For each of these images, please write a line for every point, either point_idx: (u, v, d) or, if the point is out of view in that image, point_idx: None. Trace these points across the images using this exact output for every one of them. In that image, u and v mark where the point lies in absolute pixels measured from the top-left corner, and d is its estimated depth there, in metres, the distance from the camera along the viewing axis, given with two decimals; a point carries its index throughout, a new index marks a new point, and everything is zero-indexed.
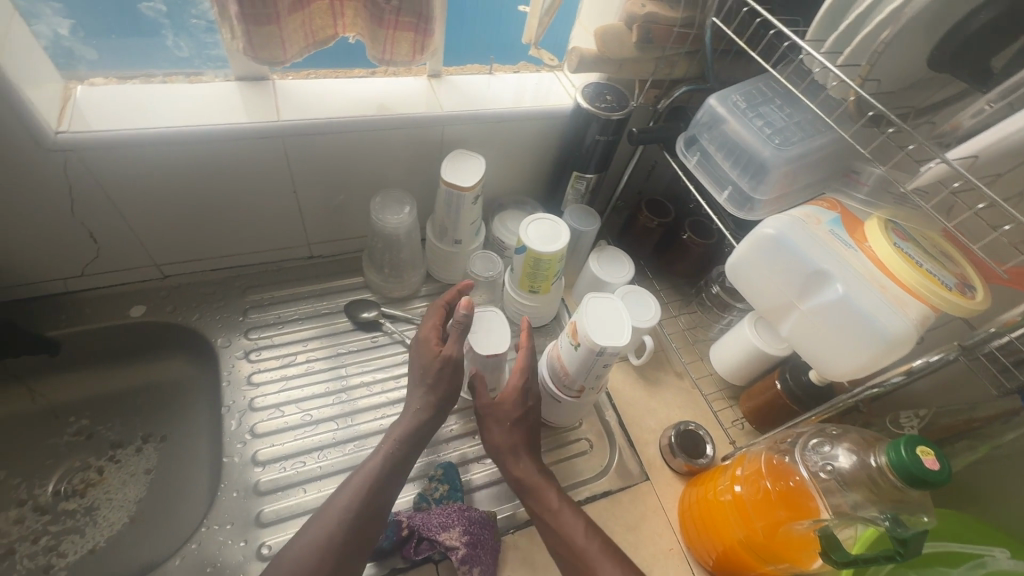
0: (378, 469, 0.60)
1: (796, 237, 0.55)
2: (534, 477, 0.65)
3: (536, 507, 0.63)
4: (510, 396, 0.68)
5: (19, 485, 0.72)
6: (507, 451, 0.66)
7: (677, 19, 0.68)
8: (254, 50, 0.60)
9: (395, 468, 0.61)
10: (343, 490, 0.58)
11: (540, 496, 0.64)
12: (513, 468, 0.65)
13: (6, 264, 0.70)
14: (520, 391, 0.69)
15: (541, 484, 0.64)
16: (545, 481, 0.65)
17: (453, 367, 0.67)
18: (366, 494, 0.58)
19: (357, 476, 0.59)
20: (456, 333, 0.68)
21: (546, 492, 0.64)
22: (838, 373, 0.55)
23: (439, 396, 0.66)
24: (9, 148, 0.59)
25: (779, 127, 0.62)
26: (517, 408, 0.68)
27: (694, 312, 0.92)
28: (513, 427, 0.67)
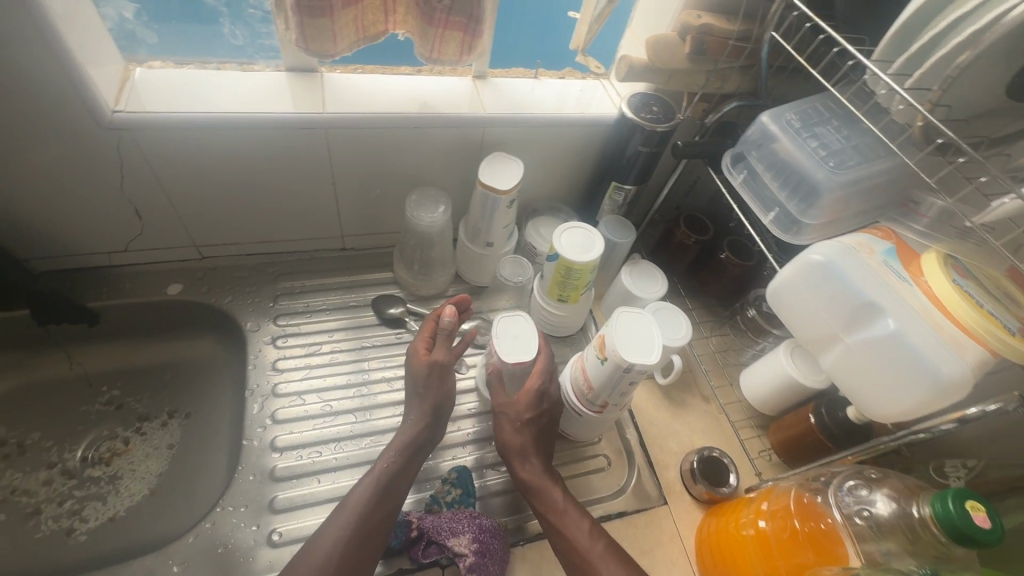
0: (382, 480, 0.60)
1: (846, 266, 0.52)
2: (540, 479, 0.65)
3: (541, 507, 0.63)
4: (525, 399, 0.69)
5: (51, 448, 0.75)
6: (517, 452, 0.67)
7: (733, 32, 0.66)
8: (305, 41, 0.61)
9: (399, 480, 0.61)
10: (350, 500, 0.58)
11: (546, 497, 0.64)
12: (519, 470, 0.66)
13: (57, 235, 0.73)
14: (536, 394, 0.69)
15: (547, 485, 0.65)
16: (553, 485, 0.65)
17: (443, 375, 0.68)
18: (371, 505, 0.58)
19: (364, 487, 0.59)
20: (445, 342, 0.70)
21: (552, 492, 0.64)
22: (882, 415, 0.51)
23: (431, 405, 0.66)
24: (69, 125, 0.61)
25: (835, 150, 0.59)
26: (529, 411, 0.69)
27: (726, 335, 0.89)
28: (524, 428, 0.68)
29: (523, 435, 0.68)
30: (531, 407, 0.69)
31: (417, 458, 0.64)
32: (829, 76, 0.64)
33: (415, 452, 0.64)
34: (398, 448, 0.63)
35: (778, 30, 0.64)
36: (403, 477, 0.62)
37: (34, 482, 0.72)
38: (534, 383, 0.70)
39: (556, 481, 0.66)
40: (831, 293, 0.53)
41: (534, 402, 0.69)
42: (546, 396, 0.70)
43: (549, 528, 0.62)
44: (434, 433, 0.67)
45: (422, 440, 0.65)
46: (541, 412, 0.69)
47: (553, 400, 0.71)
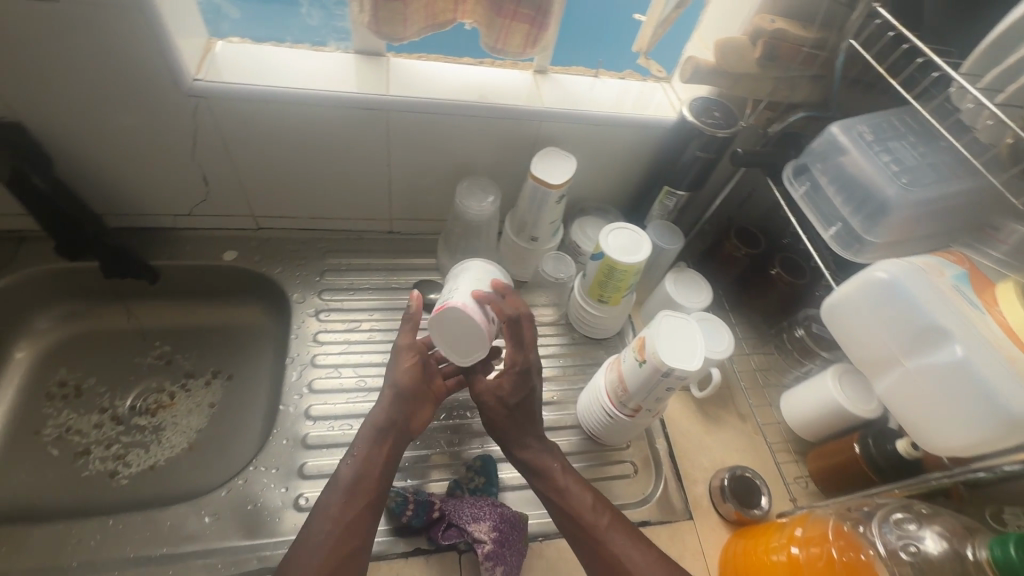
0: (348, 479, 0.58)
1: (915, 286, 0.49)
2: (541, 458, 0.64)
3: (545, 487, 0.62)
4: (507, 378, 0.65)
5: (105, 394, 0.80)
6: (512, 435, 0.65)
7: (808, 39, 0.66)
8: (377, 24, 0.64)
9: (371, 474, 0.59)
10: (329, 499, 0.57)
11: (548, 476, 0.62)
12: (517, 451, 0.64)
13: (130, 194, 0.78)
14: (521, 371, 0.65)
15: (549, 464, 0.63)
16: (553, 463, 0.63)
17: (405, 357, 0.65)
18: (340, 505, 0.57)
19: (339, 487, 0.58)
20: (411, 326, 0.67)
21: (551, 464, 0.63)
22: (937, 447, 0.48)
23: (399, 388, 0.64)
24: (153, 89, 0.65)
25: (908, 166, 0.56)
26: (512, 391, 0.65)
27: (769, 354, 0.86)
28: (509, 409, 0.65)
29: (509, 415, 0.65)
30: (515, 389, 0.65)
31: (382, 446, 0.61)
32: (908, 91, 0.61)
33: (377, 440, 0.61)
34: (361, 442, 0.61)
35: (858, 39, 0.62)
36: (373, 469, 0.59)
37: (87, 424, 0.77)
38: (517, 360, 0.65)
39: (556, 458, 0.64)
40: (893, 313, 0.51)
41: (516, 385, 0.65)
42: (532, 370, 0.65)
43: (553, 508, 0.61)
44: (408, 414, 0.64)
45: (383, 421, 0.62)
46: (528, 389, 0.65)
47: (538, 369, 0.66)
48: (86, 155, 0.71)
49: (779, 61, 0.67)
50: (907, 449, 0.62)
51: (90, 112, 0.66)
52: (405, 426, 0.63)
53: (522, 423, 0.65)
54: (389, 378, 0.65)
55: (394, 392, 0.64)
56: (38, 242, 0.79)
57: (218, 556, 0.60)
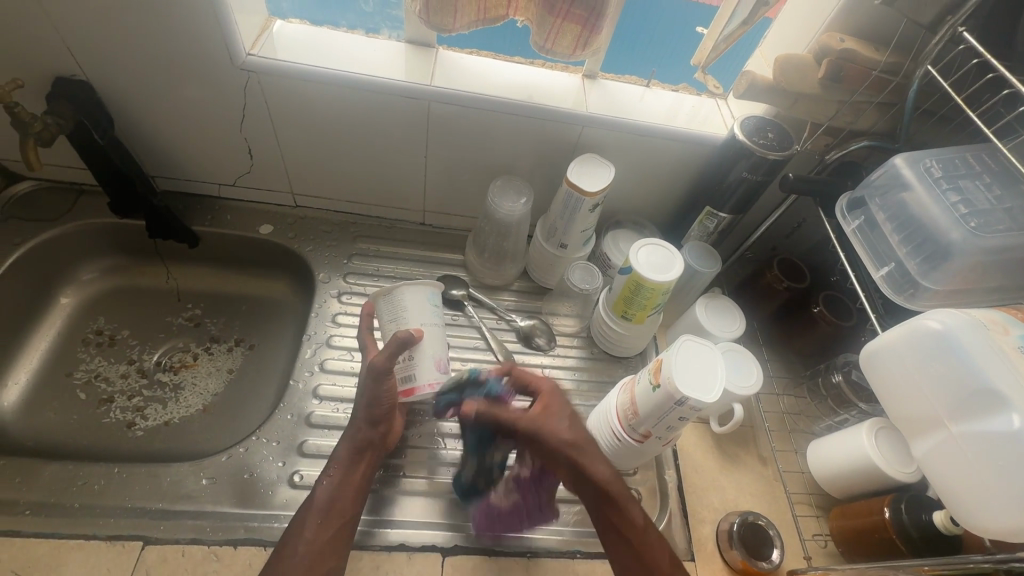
0: (323, 501, 0.57)
1: (973, 344, 0.43)
2: (612, 487, 0.57)
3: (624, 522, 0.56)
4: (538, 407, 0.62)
5: (134, 347, 0.83)
6: (572, 470, 0.59)
7: (880, 62, 0.61)
8: (428, 13, 0.63)
9: (345, 498, 0.58)
10: (304, 521, 0.56)
11: (624, 514, 0.56)
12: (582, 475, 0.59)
13: (180, 159, 0.81)
14: (545, 396, 0.62)
15: (620, 493, 0.57)
16: (623, 492, 0.57)
17: (382, 381, 0.61)
18: (315, 526, 0.55)
19: (314, 507, 0.56)
20: (394, 348, 0.61)
21: (623, 497, 0.57)
22: (979, 526, 0.43)
23: (370, 413, 0.61)
24: (209, 60, 0.67)
25: (979, 209, 0.51)
26: (557, 420, 0.60)
27: (801, 397, 0.80)
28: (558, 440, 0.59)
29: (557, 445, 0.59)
30: (556, 420, 0.60)
31: (359, 463, 0.60)
32: (990, 127, 0.56)
33: (354, 459, 0.60)
34: (337, 462, 0.60)
35: (937, 65, 0.57)
36: (348, 489, 0.59)
37: (114, 373, 0.80)
38: (542, 389, 0.63)
39: (626, 491, 0.58)
40: (941, 369, 0.45)
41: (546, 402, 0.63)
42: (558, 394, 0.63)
43: (625, 547, 0.56)
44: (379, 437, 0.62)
45: (360, 441, 0.61)
46: (568, 413, 0.61)
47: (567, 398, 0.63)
48: (144, 118, 0.75)
49: (846, 84, 0.63)
50: (946, 524, 0.57)
51: (151, 77, 0.69)
52: (379, 446, 0.62)
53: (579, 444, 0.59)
54: (363, 400, 0.62)
55: (366, 411, 0.62)
56: (94, 195, 0.83)
57: (209, 520, 0.61)
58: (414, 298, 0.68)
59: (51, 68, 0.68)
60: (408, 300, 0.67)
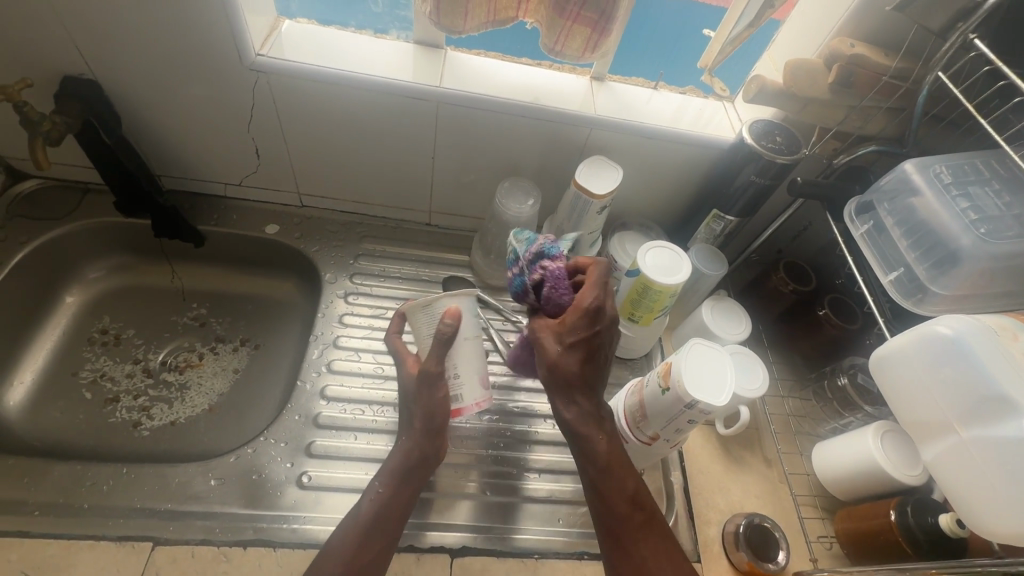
0: (368, 517, 0.56)
1: (982, 349, 0.44)
2: (586, 422, 0.55)
3: (585, 455, 0.55)
4: (573, 317, 0.55)
5: (140, 347, 0.83)
6: (563, 391, 0.56)
7: (890, 67, 0.61)
8: (438, 15, 0.62)
9: (392, 514, 0.57)
10: (344, 533, 0.55)
11: (588, 448, 0.55)
12: (563, 409, 0.56)
13: (187, 159, 0.81)
14: (592, 311, 0.55)
15: (593, 428, 0.55)
16: (600, 431, 0.56)
17: (436, 387, 0.59)
18: (358, 543, 0.54)
19: (357, 521, 0.55)
20: (439, 344, 0.57)
21: (595, 435, 0.55)
22: (988, 530, 0.43)
23: (422, 424, 0.60)
24: (219, 60, 0.67)
25: (989, 215, 0.51)
26: (567, 334, 0.56)
27: (805, 400, 0.80)
28: (571, 348, 0.55)
29: (563, 353, 0.55)
30: (581, 332, 0.55)
31: (409, 481, 0.59)
32: (999, 134, 0.56)
33: (407, 476, 0.59)
34: (389, 477, 0.59)
35: (948, 72, 0.57)
36: (395, 509, 0.57)
37: (120, 372, 0.80)
38: (588, 300, 0.56)
39: (603, 429, 0.56)
40: (952, 375, 0.45)
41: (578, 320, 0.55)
42: (608, 311, 0.56)
43: (586, 476, 0.55)
44: (435, 450, 0.61)
45: (415, 455, 0.60)
46: (596, 332, 0.55)
47: (611, 320, 0.56)
48: (152, 117, 0.74)
49: (855, 90, 0.63)
50: (952, 526, 0.57)
51: (160, 76, 0.69)
52: (434, 462, 0.61)
53: (584, 366, 0.55)
54: (415, 406, 0.60)
55: (423, 423, 0.60)
56: (99, 194, 0.83)
57: (217, 520, 0.61)
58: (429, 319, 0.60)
59: (60, 67, 0.67)
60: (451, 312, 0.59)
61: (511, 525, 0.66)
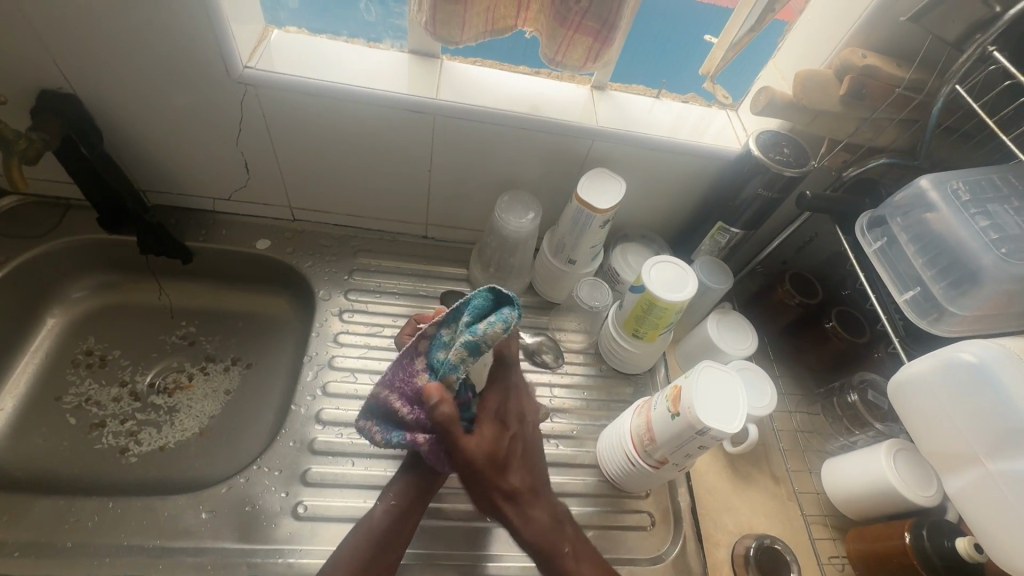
0: (381, 529, 0.56)
1: (1007, 377, 0.44)
2: (547, 539, 0.54)
3: (556, 573, 0.53)
4: (489, 429, 0.52)
5: (127, 368, 0.80)
6: (517, 514, 0.53)
7: (902, 79, 0.60)
8: (434, 26, 0.59)
9: (404, 526, 0.57)
10: (352, 544, 0.54)
11: (562, 566, 0.53)
12: (522, 535, 0.53)
13: (174, 173, 0.78)
14: (498, 417, 0.53)
15: (558, 542, 0.54)
16: (562, 542, 0.54)
17: None
18: (367, 557, 0.54)
19: (369, 531, 0.55)
20: None
21: (561, 547, 0.54)
22: (1014, 566, 0.43)
23: None
24: (207, 73, 0.64)
25: (1010, 234, 0.49)
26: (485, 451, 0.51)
27: (814, 415, 0.78)
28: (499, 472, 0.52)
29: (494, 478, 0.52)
30: (500, 448, 0.52)
31: (425, 495, 0.59)
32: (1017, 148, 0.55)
33: (423, 489, 0.59)
34: (402, 488, 0.58)
35: (963, 84, 0.56)
36: (408, 521, 0.57)
37: (105, 396, 0.77)
38: (494, 407, 0.53)
39: (565, 538, 0.55)
40: (977, 405, 0.45)
41: (495, 438, 0.52)
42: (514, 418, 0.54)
43: None
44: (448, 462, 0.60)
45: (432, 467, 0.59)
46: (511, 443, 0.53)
47: (521, 417, 0.55)
48: (137, 132, 0.71)
49: (866, 101, 0.61)
50: (969, 551, 0.55)
51: (144, 89, 0.66)
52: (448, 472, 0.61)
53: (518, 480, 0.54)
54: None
55: None
56: (82, 210, 0.80)
57: (209, 557, 0.58)
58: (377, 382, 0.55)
59: (38, 81, 0.64)
60: None
61: (515, 553, 0.64)
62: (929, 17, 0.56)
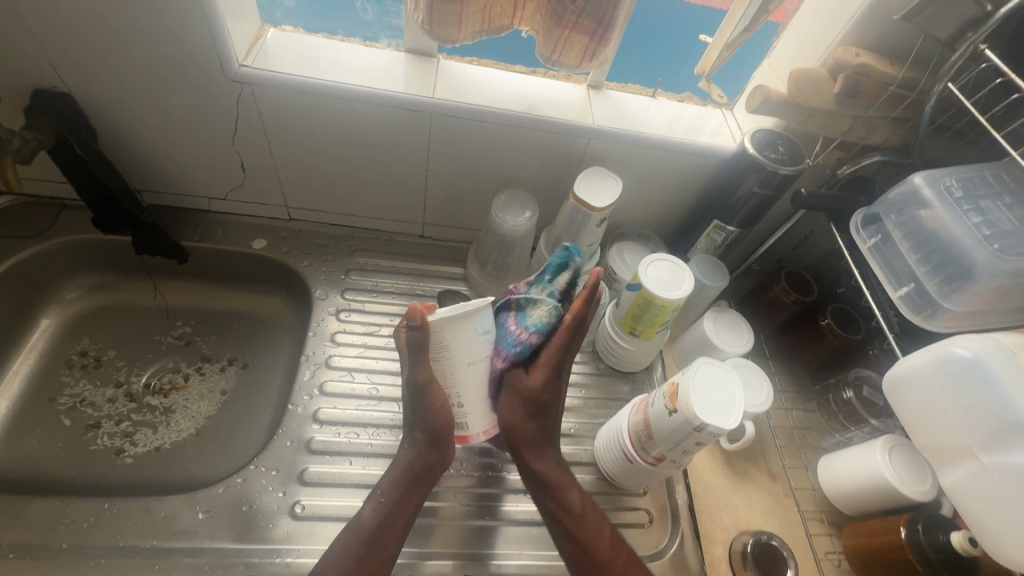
0: (369, 530, 0.55)
1: (1001, 370, 0.44)
2: (558, 476, 0.61)
3: (562, 510, 0.60)
4: (542, 373, 0.60)
5: (122, 369, 0.79)
6: (531, 447, 0.61)
7: (896, 77, 0.60)
8: (431, 24, 0.59)
9: (395, 525, 0.56)
10: (342, 545, 0.55)
11: (565, 501, 0.60)
12: (534, 465, 0.61)
13: (169, 173, 0.78)
14: (555, 364, 0.61)
15: (564, 481, 0.61)
16: (571, 484, 0.61)
17: (428, 398, 0.57)
18: (356, 557, 0.54)
19: (358, 533, 0.55)
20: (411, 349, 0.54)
21: (567, 487, 0.61)
22: (1008, 558, 0.44)
23: (424, 433, 0.59)
24: (203, 72, 0.64)
25: (1002, 229, 0.50)
26: (542, 383, 0.60)
27: (810, 412, 0.79)
28: (534, 405, 0.61)
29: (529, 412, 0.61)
30: (546, 386, 0.61)
31: (415, 490, 0.59)
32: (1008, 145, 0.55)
33: (413, 483, 0.59)
34: (390, 489, 0.58)
35: (955, 82, 0.56)
36: (399, 517, 0.57)
37: (100, 397, 0.76)
38: (555, 354, 0.60)
39: (571, 481, 0.62)
40: (971, 399, 0.46)
41: (550, 379, 0.61)
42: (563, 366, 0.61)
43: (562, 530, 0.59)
44: (435, 459, 0.60)
45: (419, 466, 0.59)
46: (557, 386, 0.62)
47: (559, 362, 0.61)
48: (132, 131, 0.71)
49: (861, 99, 0.62)
50: (963, 545, 0.56)
51: (139, 88, 0.66)
52: (437, 468, 0.60)
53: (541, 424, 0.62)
54: (419, 419, 0.58)
55: (425, 433, 0.59)
56: (76, 210, 0.79)
57: (206, 557, 0.58)
58: (458, 334, 0.55)
59: (32, 80, 0.64)
60: (451, 339, 0.55)
61: (513, 551, 0.64)
62: (922, 17, 0.56)
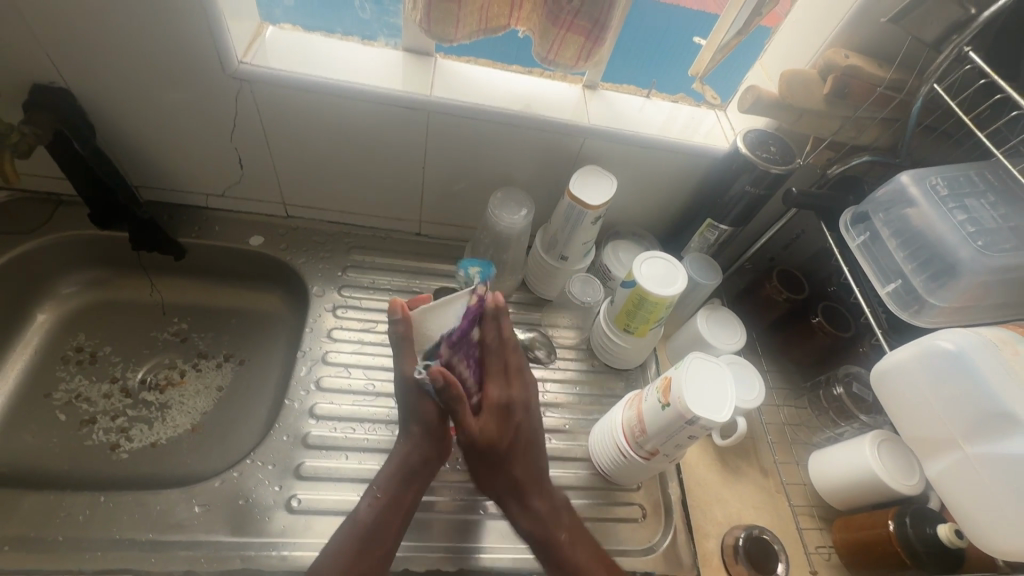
0: (365, 524, 0.55)
1: (984, 364, 0.45)
2: (540, 527, 0.57)
3: (555, 562, 0.56)
4: (490, 419, 0.58)
5: (117, 365, 0.80)
6: (509, 503, 0.58)
7: (884, 79, 0.62)
8: (429, 23, 0.60)
9: (389, 523, 0.56)
10: (339, 539, 0.55)
11: (554, 551, 0.56)
12: (520, 522, 0.58)
13: (167, 169, 0.78)
14: (503, 408, 0.59)
15: (552, 531, 0.57)
16: (559, 533, 0.57)
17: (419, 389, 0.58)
18: (354, 552, 0.54)
19: (354, 529, 0.55)
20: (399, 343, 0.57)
21: (557, 535, 0.57)
22: (993, 547, 0.45)
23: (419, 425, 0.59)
24: (202, 69, 0.64)
25: (986, 227, 0.51)
26: (495, 431, 0.58)
27: (801, 408, 0.80)
28: (494, 457, 0.58)
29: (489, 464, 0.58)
30: (501, 431, 0.58)
31: (410, 485, 0.59)
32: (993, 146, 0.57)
33: (407, 481, 0.59)
34: (385, 485, 0.58)
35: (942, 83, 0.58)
36: (394, 514, 0.57)
37: (96, 393, 0.76)
38: (497, 396, 0.60)
39: (563, 529, 0.58)
40: (955, 392, 0.47)
41: (501, 423, 0.59)
42: (517, 405, 0.60)
43: None
44: (429, 455, 0.60)
45: (416, 460, 0.59)
46: (511, 429, 0.59)
47: (508, 401, 0.60)
48: (130, 127, 0.71)
49: (849, 100, 0.63)
50: (951, 537, 0.57)
51: (136, 83, 0.66)
52: (434, 463, 0.60)
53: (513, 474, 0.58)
54: (411, 412, 0.59)
55: (420, 427, 0.60)
56: (73, 205, 0.79)
57: (201, 551, 0.58)
58: None
59: (31, 75, 0.64)
60: None
61: (507, 545, 0.64)
62: (909, 19, 0.58)
